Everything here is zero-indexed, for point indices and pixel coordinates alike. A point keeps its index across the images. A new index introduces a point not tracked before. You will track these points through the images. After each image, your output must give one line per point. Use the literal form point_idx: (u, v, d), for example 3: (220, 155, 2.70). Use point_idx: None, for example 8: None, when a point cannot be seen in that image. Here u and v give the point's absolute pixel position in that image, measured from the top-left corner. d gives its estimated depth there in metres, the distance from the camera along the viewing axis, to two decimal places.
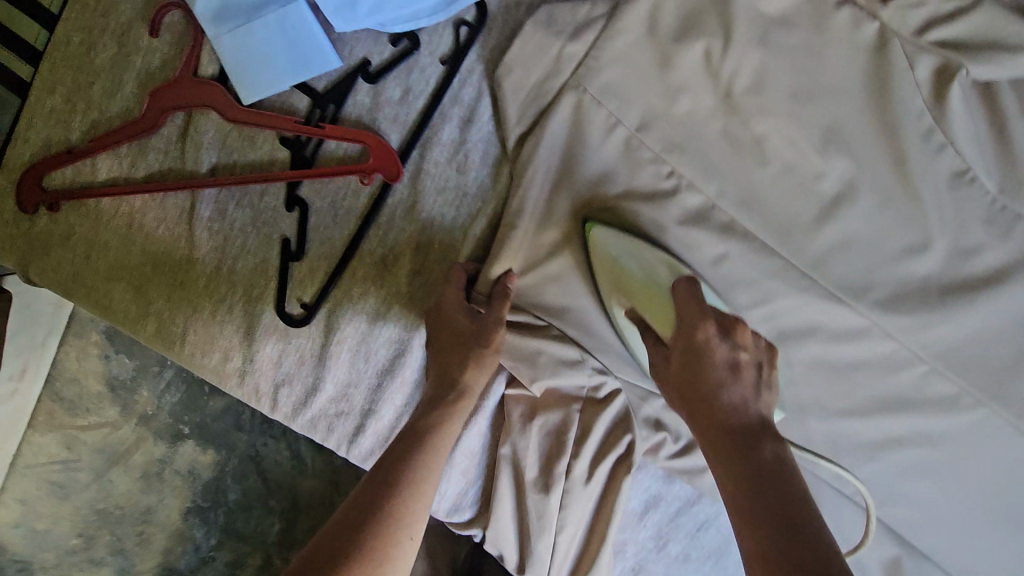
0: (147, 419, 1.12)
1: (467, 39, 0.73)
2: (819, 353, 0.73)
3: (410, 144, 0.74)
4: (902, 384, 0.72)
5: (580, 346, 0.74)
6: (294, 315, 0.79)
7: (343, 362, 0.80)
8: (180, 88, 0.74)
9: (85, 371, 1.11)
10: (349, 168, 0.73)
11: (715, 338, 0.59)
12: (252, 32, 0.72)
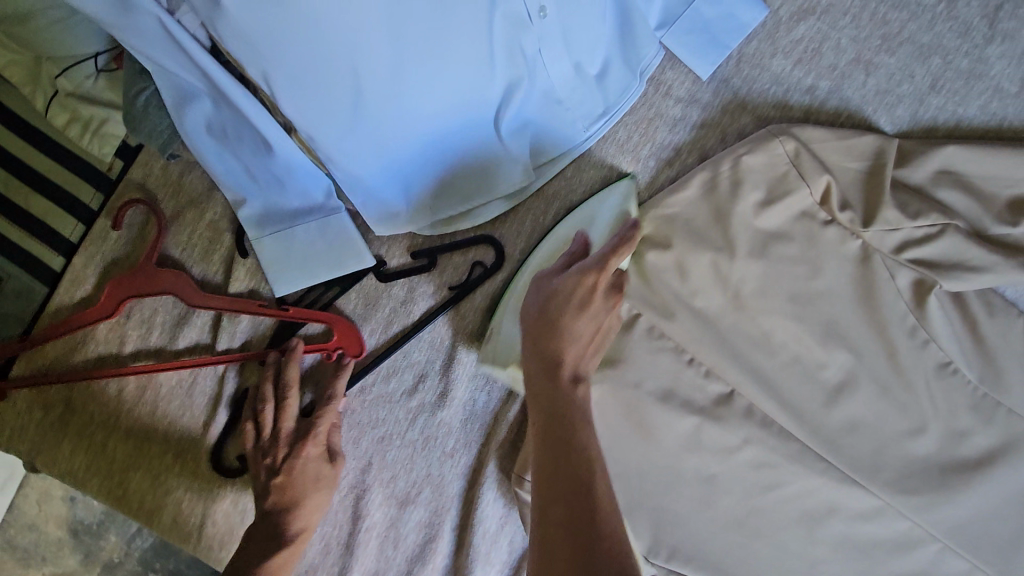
0: (111, 568, 1.02)
1: (479, 278, 0.78)
2: (842, 532, 0.77)
3: (402, 338, 0.77)
4: (920, 560, 0.76)
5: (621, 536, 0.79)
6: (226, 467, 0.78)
7: (370, 550, 0.78)
8: (139, 277, 0.73)
9: (46, 514, 1.03)
10: (312, 348, 0.74)
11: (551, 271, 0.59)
12: (293, 234, 0.74)
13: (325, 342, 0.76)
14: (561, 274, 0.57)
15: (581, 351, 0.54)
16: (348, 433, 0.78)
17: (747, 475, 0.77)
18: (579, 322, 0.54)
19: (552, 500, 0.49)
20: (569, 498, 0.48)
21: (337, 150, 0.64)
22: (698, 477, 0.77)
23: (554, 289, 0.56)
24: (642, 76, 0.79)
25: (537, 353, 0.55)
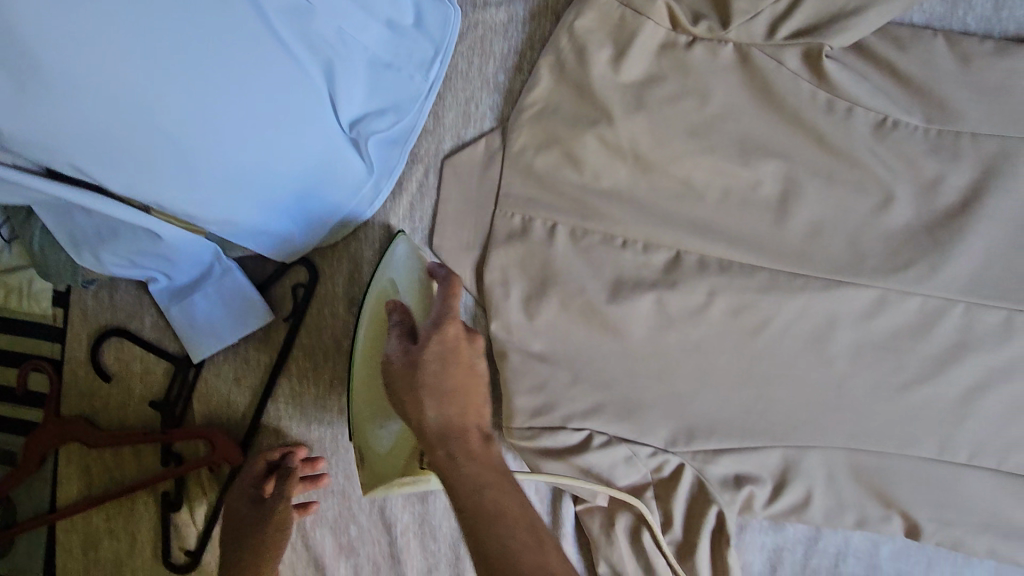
0: None
1: (303, 298, 0.80)
2: (853, 339, 0.72)
3: (273, 373, 0.81)
4: (950, 331, 0.70)
5: (624, 440, 0.74)
6: (178, 561, 0.84)
7: (415, 550, 0.80)
8: (48, 430, 0.82)
9: None
10: (192, 464, 0.79)
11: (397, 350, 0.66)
12: (194, 303, 0.77)
13: (205, 458, 0.80)
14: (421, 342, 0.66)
15: (462, 404, 0.64)
16: (347, 453, 0.81)
17: (731, 327, 0.73)
18: (437, 393, 0.63)
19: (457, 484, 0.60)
20: (470, 507, 0.58)
21: (256, 218, 0.72)
22: (684, 351, 0.73)
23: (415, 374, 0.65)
24: (452, 2, 0.77)
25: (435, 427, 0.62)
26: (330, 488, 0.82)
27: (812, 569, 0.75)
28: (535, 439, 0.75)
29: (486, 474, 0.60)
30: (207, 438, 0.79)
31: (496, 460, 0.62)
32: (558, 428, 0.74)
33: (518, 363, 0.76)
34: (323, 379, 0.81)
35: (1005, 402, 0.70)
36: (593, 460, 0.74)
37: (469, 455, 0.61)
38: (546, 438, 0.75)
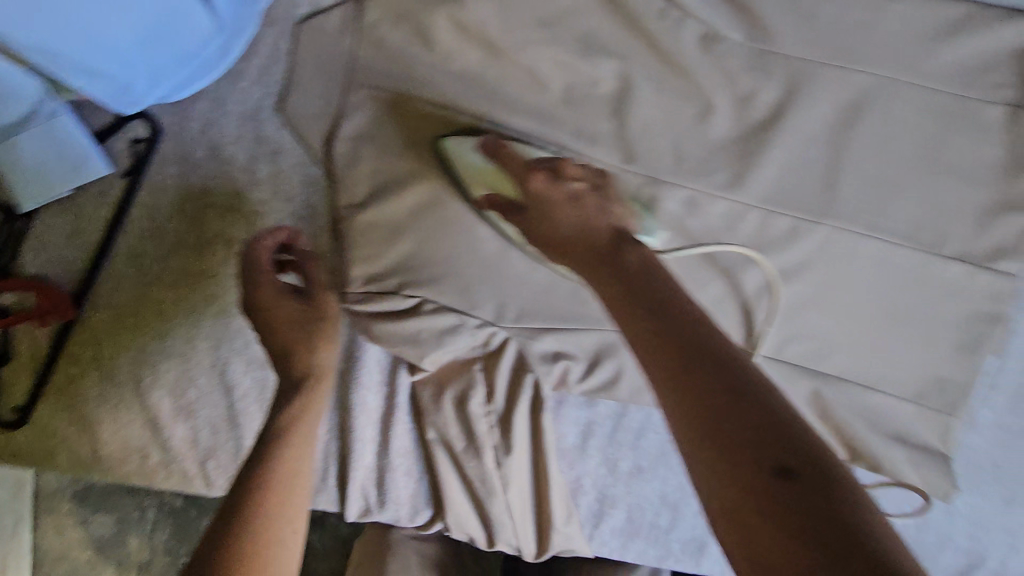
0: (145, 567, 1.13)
1: (145, 152, 0.79)
2: (669, 235, 0.79)
3: (110, 226, 0.80)
4: (748, 234, 0.79)
5: (454, 309, 0.78)
6: (8, 417, 0.83)
7: (254, 416, 0.83)
8: None
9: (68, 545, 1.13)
10: (17, 317, 0.77)
11: (544, 182, 0.67)
12: (18, 143, 0.74)
13: (32, 309, 0.78)
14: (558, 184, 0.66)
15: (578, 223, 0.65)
16: (188, 316, 0.82)
17: None
18: (551, 240, 0.66)
19: (625, 302, 0.56)
20: (679, 340, 0.50)
21: (91, 58, 0.65)
22: None
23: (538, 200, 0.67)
24: None
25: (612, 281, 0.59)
26: (168, 350, 0.82)
27: (619, 442, 0.84)
28: (367, 302, 0.78)
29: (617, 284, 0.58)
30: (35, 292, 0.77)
31: (602, 241, 0.63)
32: (393, 291, 0.77)
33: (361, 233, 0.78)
34: (164, 238, 0.81)
35: (794, 300, 0.82)
36: (422, 324, 0.77)
37: (605, 263, 0.61)
38: (375, 301, 0.77)
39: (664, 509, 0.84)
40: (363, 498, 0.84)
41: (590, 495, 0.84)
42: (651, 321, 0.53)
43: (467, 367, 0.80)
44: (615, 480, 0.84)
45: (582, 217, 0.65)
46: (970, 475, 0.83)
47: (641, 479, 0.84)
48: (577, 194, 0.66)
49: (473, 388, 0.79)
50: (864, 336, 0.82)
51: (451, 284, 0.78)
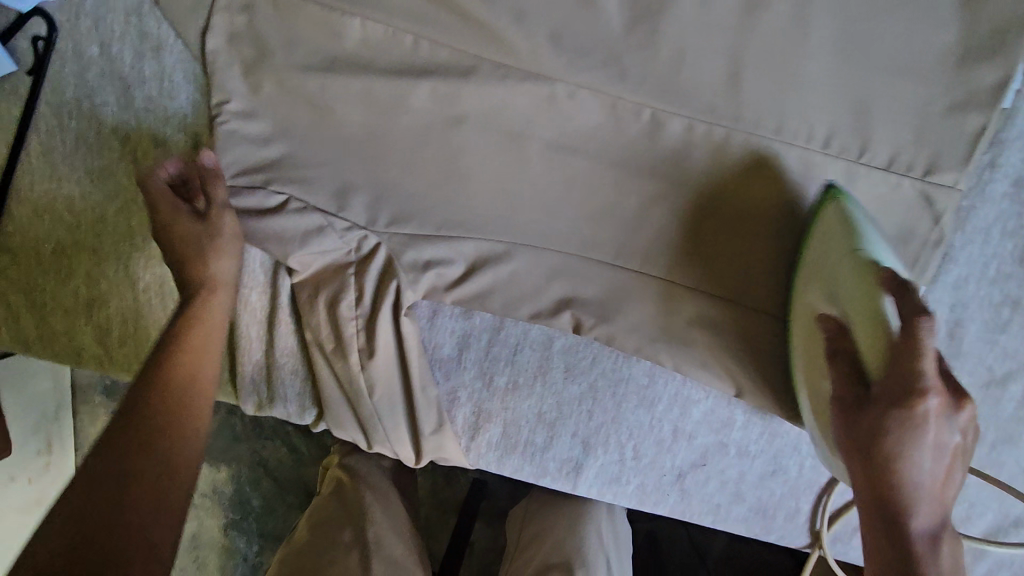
0: (161, 459, 1.41)
1: (45, 50, 0.81)
2: (548, 137, 0.73)
3: (22, 125, 0.84)
4: (634, 137, 0.71)
5: (321, 212, 0.77)
6: None
7: (157, 308, 0.88)
8: None
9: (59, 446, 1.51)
10: None
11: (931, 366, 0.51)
12: None
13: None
14: (920, 368, 0.51)
15: (895, 386, 0.53)
16: (94, 212, 0.86)
17: (435, 115, 0.74)
18: (888, 394, 0.53)
19: (855, 454, 0.56)
20: (876, 498, 0.55)
21: None
22: (389, 136, 0.75)
23: (912, 351, 0.51)
24: None
25: (889, 387, 0.53)
26: (80, 243, 0.88)
27: (495, 357, 0.82)
28: (236, 198, 0.78)
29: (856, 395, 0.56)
30: None
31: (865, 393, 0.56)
32: (259, 187, 0.77)
33: (228, 128, 0.76)
34: (68, 136, 0.84)
35: (687, 212, 0.72)
36: (289, 226, 0.77)
37: (865, 446, 0.55)
38: (245, 196, 0.77)
39: (539, 428, 0.82)
40: (254, 394, 0.88)
41: (466, 408, 0.83)
42: (858, 473, 0.56)
43: (339, 271, 0.80)
44: (490, 394, 0.82)
45: (932, 482, 0.54)
46: None
47: (517, 395, 0.82)
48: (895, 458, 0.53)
49: (343, 292, 0.79)
50: (774, 260, 0.71)
51: (319, 183, 0.77)
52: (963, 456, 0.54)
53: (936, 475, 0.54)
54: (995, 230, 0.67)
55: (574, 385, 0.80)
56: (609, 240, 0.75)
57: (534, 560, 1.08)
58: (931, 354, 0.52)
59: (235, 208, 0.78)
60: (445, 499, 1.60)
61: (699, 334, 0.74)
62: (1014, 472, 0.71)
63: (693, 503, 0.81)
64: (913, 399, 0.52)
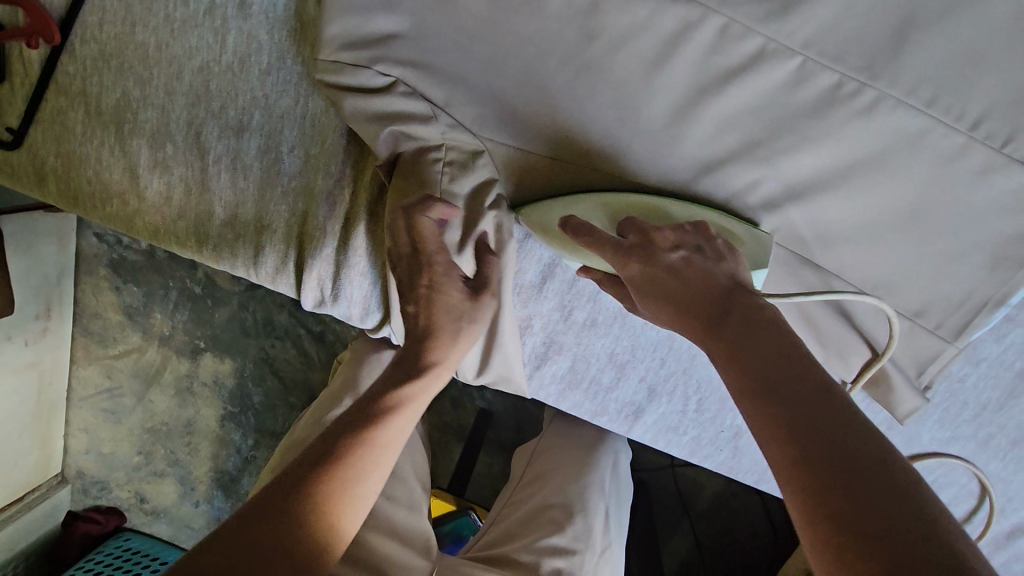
0: (165, 339, 1.67)
1: None
2: (684, 71, 0.68)
3: None
4: (779, 82, 0.66)
5: (429, 101, 0.73)
6: (6, 140, 0.85)
7: (224, 183, 0.83)
8: None
9: (104, 304, 1.65)
10: (9, 34, 0.76)
11: (638, 262, 0.62)
12: None
13: (21, 28, 0.78)
14: (647, 262, 0.61)
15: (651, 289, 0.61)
16: (169, 68, 0.79)
17: (572, 30, 0.67)
18: (653, 284, 0.61)
19: (747, 358, 0.53)
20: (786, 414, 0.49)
21: None
22: (512, 43, 0.69)
23: (609, 241, 0.64)
24: None
25: (676, 284, 0.60)
26: (149, 100, 0.81)
27: (579, 293, 0.79)
28: (341, 74, 0.70)
29: (688, 285, 0.60)
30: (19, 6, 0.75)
31: (713, 299, 0.58)
32: (364, 66, 0.70)
33: None
34: None
35: (812, 173, 0.69)
36: (396, 108, 0.72)
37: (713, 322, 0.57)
38: (348, 72, 0.70)
39: (609, 368, 0.82)
40: (318, 290, 0.86)
41: (538, 337, 0.82)
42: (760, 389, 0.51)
43: (426, 163, 0.74)
44: (565, 328, 0.81)
45: (696, 286, 0.60)
46: (946, 408, 0.76)
47: (593, 333, 0.80)
48: (682, 264, 0.61)
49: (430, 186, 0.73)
50: (882, 234, 0.70)
51: (431, 79, 0.72)
52: (694, 259, 0.61)
53: (703, 273, 0.59)
54: None
55: (654, 333, 0.79)
56: (717, 188, 0.73)
57: (535, 498, 1.18)
58: (662, 260, 0.61)
59: (333, 82, 0.71)
60: (449, 423, 1.63)
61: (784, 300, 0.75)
62: None
63: (743, 461, 0.83)
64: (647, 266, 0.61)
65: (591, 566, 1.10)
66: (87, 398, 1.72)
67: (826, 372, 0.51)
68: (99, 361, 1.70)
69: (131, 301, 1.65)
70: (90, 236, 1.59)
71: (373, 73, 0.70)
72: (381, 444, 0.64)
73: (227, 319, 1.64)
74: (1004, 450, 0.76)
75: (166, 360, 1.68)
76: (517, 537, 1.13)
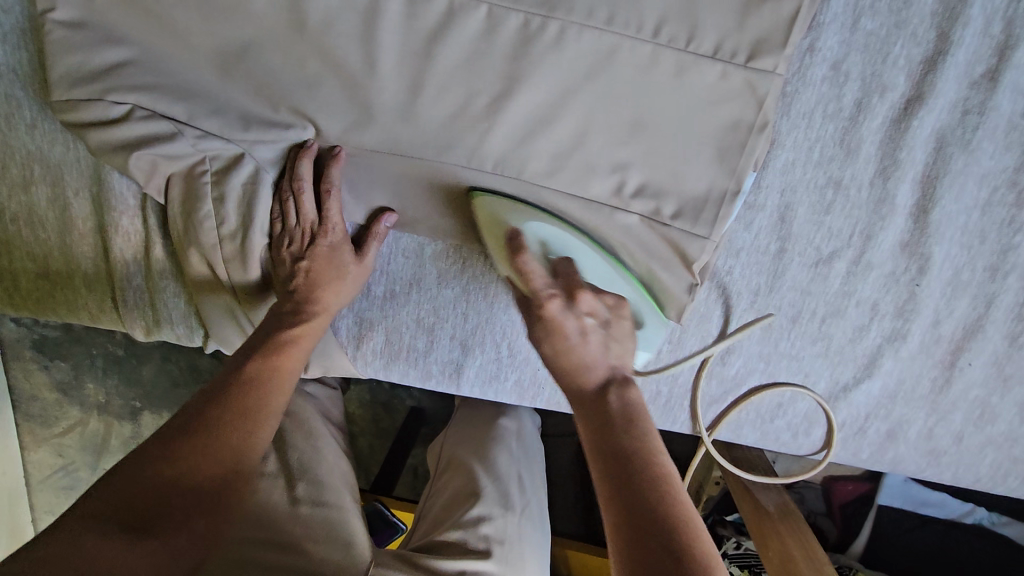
0: (103, 407, 1.61)
1: None
2: (389, 44, 0.69)
3: None
4: (473, 33, 0.68)
5: (170, 118, 0.77)
6: None
7: (29, 238, 0.87)
8: None
9: (38, 384, 1.58)
10: None
11: (338, 243, 0.80)
12: None
13: None
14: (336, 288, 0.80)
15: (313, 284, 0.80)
16: None
17: (273, 21, 0.69)
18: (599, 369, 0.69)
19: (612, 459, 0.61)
20: (634, 495, 0.57)
21: None
22: (228, 53, 0.72)
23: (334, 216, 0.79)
24: None
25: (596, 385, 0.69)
26: None
27: (372, 267, 0.86)
28: (80, 110, 0.76)
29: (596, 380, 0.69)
30: None
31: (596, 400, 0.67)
32: (96, 98, 0.75)
33: (57, 39, 0.72)
34: None
35: (535, 109, 0.72)
36: (141, 133, 0.77)
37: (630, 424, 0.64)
38: (86, 109, 0.75)
39: (420, 333, 0.87)
40: (141, 319, 0.90)
41: (349, 318, 0.88)
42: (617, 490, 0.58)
43: (193, 177, 0.80)
44: (369, 304, 0.87)
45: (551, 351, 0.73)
46: (724, 301, 0.79)
47: (395, 303, 0.86)
48: (586, 330, 0.71)
49: (203, 200, 0.80)
50: (619, 150, 0.73)
51: (166, 97, 0.75)
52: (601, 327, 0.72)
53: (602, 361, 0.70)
54: (817, 114, 0.70)
55: (445, 290, 0.85)
56: (460, 145, 0.75)
57: (455, 480, 1.02)
58: (338, 234, 0.80)
59: (80, 121, 0.77)
60: (386, 428, 1.66)
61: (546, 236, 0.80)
62: (842, 341, 0.78)
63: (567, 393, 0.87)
64: (325, 259, 0.80)
65: (513, 528, 0.97)
66: (45, 479, 1.66)
67: (664, 472, 0.59)
68: (48, 442, 1.63)
69: (61, 376, 1.57)
70: (8, 321, 1.52)
71: (107, 104, 0.75)
72: (274, 370, 0.73)
73: (154, 372, 1.57)
74: (788, 330, 0.78)
75: (109, 427, 1.62)
76: (441, 524, 0.97)
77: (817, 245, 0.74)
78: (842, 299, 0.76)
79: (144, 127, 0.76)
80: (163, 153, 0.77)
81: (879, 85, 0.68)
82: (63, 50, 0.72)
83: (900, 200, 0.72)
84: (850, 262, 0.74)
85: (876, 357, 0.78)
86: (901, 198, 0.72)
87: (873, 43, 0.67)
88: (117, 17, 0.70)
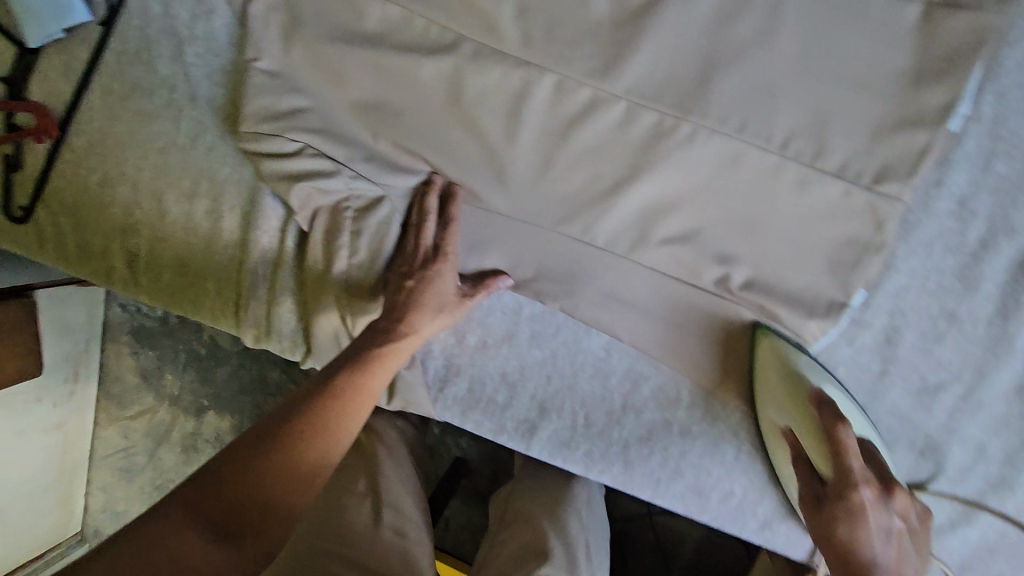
0: (175, 399, 1.70)
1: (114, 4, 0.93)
2: (535, 122, 0.77)
3: (89, 70, 0.95)
4: (611, 122, 0.75)
5: (333, 159, 0.87)
6: (17, 214, 1.01)
7: (179, 238, 0.99)
8: None
9: (125, 367, 1.71)
10: (21, 134, 0.94)
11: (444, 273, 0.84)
12: None
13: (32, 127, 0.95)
14: (432, 315, 0.82)
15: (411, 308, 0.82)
16: (137, 149, 0.97)
17: (438, 92, 0.79)
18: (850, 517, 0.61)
19: None
20: None
21: None
22: (392, 111, 0.82)
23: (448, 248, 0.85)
24: None
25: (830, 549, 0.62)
26: (123, 179, 0.99)
27: (470, 317, 0.90)
28: (258, 142, 0.87)
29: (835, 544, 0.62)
30: (31, 111, 0.93)
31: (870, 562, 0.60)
32: (276, 134, 0.86)
33: (255, 81, 0.85)
34: (125, 81, 0.96)
35: (658, 196, 0.76)
36: (305, 167, 0.87)
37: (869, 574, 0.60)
38: (265, 141, 0.87)
39: (502, 386, 0.90)
40: (254, 326, 0.98)
41: (438, 360, 0.92)
42: None
43: (338, 211, 0.90)
44: (460, 350, 0.90)
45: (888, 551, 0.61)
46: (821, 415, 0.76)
47: (486, 354, 0.90)
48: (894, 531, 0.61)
49: (342, 231, 0.89)
50: (733, 246, 0.76)
51: (331, 140, 0.86)
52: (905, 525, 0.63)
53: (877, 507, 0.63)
54: (938, 244, 0.71)
55: (536, 350, 0.89)
56: (579, 217, 0.80)
57: (528, 533, 0.99)
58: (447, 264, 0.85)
59: (256, 150, 0.88)
60: (428, 474, 1.66)
61: (642, 316, 0.83)
62: (940, 479, 0.74)
63: (636, 476, 0.86)
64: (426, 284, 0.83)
65: None
66: (108, 457, 1.74)
67: None
68: (117, 422, 1.73)
69: (146, 363, 1.70)
70: (117, 307, 1.68)
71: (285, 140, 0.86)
72: (355, 391, 0.74)
73: (227, 375, 1.66)
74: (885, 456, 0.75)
75: (174, 419, 1.71)
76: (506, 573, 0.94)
77: (923, 373, 0.73)
78: (945, 434, 0.73)
79: (309, 163, 0.87)
80: (318, 187, 0.87)
81: (1005, 226, 0.69)
82: (257, 89, 0.85)
83: (1020, 343, 0.70)
84: (957, 397, 0.72)
85: (976, 502, 0.74)
86: (1022, 341, 0.70)
87: (1002, 186, 0.68)
88: (310, 71, 0.83)
